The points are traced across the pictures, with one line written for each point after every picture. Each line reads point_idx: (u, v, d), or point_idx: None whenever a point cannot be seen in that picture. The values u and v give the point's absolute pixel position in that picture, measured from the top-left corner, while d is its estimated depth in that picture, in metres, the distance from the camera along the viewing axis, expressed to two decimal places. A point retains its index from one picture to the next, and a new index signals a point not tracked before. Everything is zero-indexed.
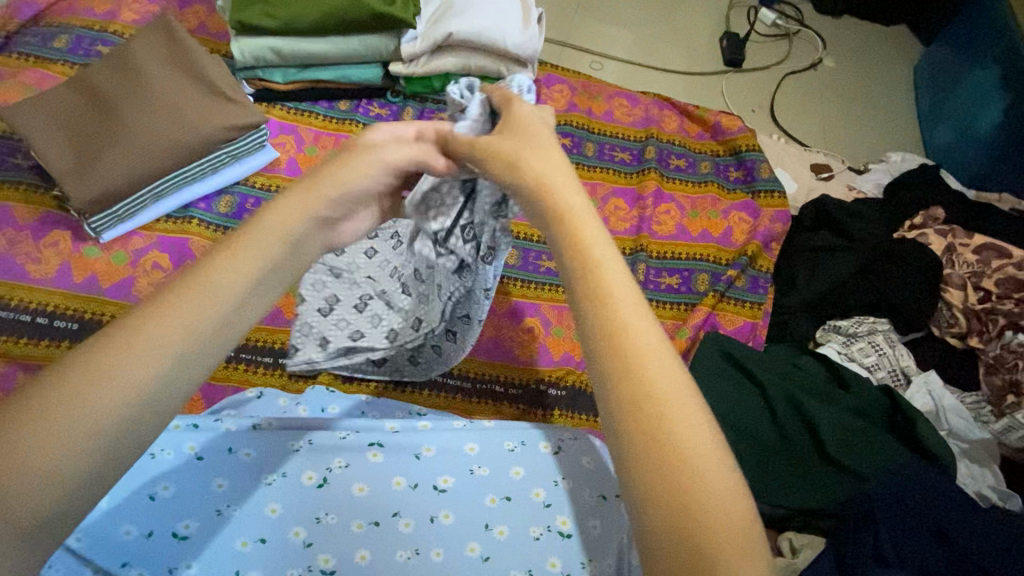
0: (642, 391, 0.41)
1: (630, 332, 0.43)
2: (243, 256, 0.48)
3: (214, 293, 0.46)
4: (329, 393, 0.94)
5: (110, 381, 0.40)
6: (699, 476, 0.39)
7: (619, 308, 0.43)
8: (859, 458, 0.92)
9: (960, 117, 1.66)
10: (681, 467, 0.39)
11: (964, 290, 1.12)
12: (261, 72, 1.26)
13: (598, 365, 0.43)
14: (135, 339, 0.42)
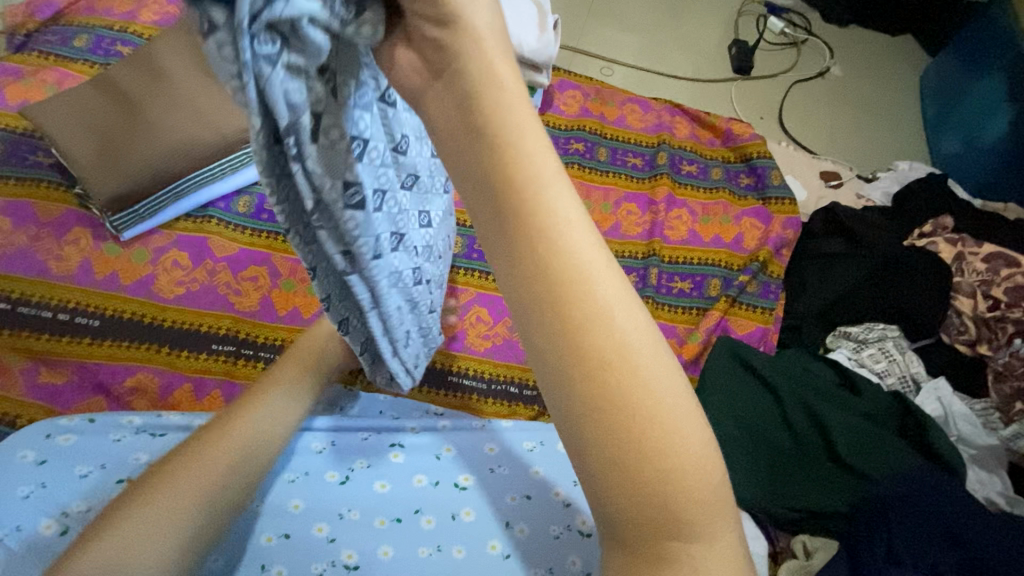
0: (595, 342, 0.37)
1: (587, 268, 0.37)
2: (277, 387, 0.77)
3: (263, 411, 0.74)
4: (349, 392, 0.95)
5: (203, 468, 0.66)
6: (653, 443, 0.37)
7: (571, 238, 0.38)
8: (872, 463, 0.93)
9: (966, 126, 1.68)
10: (635, 434, 0.37)
11: (974, 298, 1.13)
12: None
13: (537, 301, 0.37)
14: (218, 442, 0.69)
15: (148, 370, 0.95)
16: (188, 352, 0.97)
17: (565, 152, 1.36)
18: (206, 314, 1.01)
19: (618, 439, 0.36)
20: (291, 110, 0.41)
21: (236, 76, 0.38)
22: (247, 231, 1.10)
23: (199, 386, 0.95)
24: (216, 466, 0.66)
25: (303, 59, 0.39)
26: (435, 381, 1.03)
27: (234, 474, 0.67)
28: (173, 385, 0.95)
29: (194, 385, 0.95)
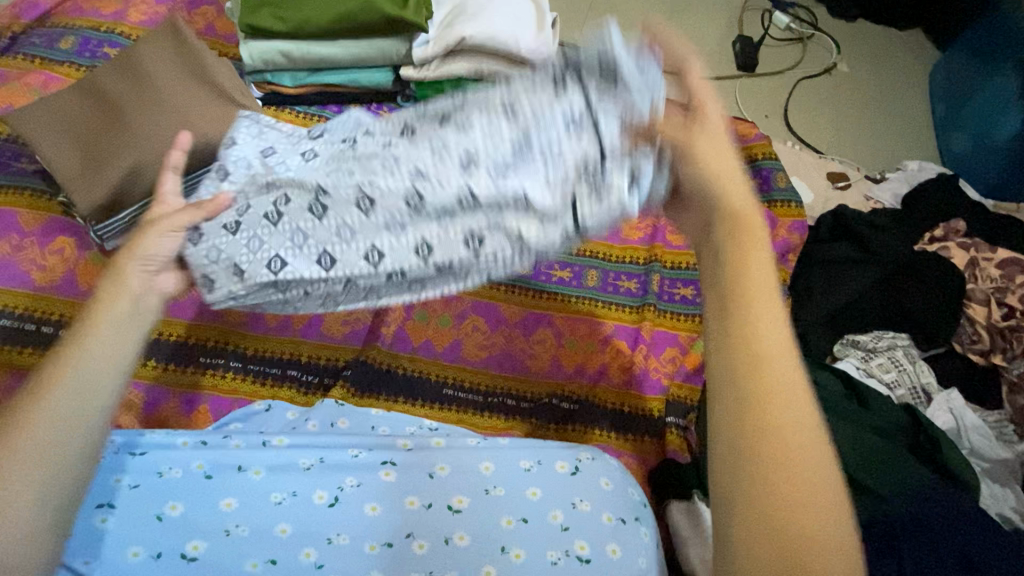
0: (782, 415, 0.45)
1: (769, 353, 0.48)
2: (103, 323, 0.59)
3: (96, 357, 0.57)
4: (338, 407, 0.93)
5: (32, 435, 0.52)
6: (803, 498, 0.43)
7: (762, 311, 0.49)
8: (884, 481, 0.89)
9: (976, 125, 1.63)
10: (809, 487, 0.44)
11: (988, 306, 1.09)
12: (271, 75, 1.23)
13: (750, 380, 0.47)
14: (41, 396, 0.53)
15: (133, 386, 0.92)
16: (174, 367, 0.94)
17: None
18: (193, 326, 0.97)
19: (764, 468, 0.44)
20: (561, 209, 0.69)
21: (597, 187, 0.68)
22: None
23: (186, 401, 0.92)
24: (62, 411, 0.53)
25: (595, 147, 0.68)
26: (428, 393, 1.01)
27: (78, 420, 0.54)
28: (158, 400, 0.91)
29: (182, 400, 0.92)
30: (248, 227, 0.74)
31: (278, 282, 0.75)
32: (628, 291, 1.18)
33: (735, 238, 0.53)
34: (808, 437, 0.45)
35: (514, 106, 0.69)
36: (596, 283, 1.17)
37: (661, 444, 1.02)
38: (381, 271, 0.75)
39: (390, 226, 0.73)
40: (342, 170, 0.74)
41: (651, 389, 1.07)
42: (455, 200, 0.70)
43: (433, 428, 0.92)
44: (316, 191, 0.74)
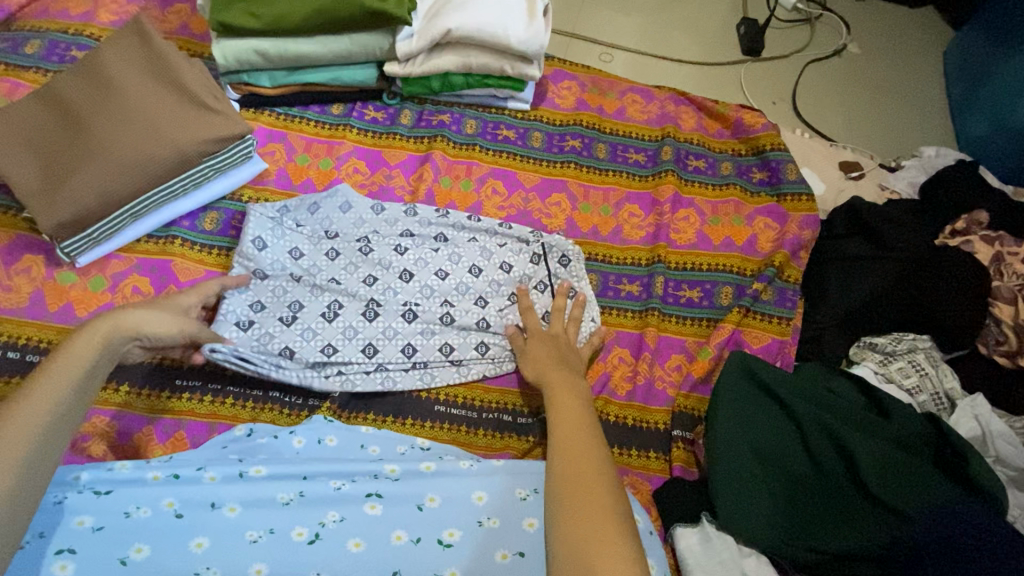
0: (579, 491, 0.66)
1: (571, 425, 0.76)
2: (85, 352, 0.67)
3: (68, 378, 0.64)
4: (329, 422, 0.88)
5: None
6: (586, 508, 0.64)
7: (567, 405, 0.80)
8: (906, 497, 0.83)
9: (996, 106, 1.55)
10: (597, 531, 0.62)
11: (1015, 304, 1.02)
12: (246, 75, 1.17)
13: (560, 468, 0.69)
14: (6, 419, 0.58)
15: (105, 414, 0.87)
16: (149, 392, 0.89)
17: (559, 150, 1.26)
18: None
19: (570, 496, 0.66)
20: None
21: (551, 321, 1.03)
22: (213, 251, 1.02)
23: (161, 428, 0.87)
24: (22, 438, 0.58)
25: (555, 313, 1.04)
26: (420, 411, 0.96)
27: (30, 470, 0.58)
28: (132, 428, 0.86)
29: (157, 427, 0.87)
30: (275, 315, 0.95)
31: (327, 361, 0.94)
32: (629, 295, 1.12)
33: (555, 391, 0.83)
34: (599, 499, 0.65)
35: (504, 265, 1.06)
36: (598, 288, 1.12)
37: (667, 460, 0.99)
38: (408, 362, 0.96)
39: (421, 329, 0.98)
40: (391, 287, 1.00)
41: (655, 400, 1.03)
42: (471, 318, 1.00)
43: (425, 448, 0.87)
44: (368, 299, 0.99)
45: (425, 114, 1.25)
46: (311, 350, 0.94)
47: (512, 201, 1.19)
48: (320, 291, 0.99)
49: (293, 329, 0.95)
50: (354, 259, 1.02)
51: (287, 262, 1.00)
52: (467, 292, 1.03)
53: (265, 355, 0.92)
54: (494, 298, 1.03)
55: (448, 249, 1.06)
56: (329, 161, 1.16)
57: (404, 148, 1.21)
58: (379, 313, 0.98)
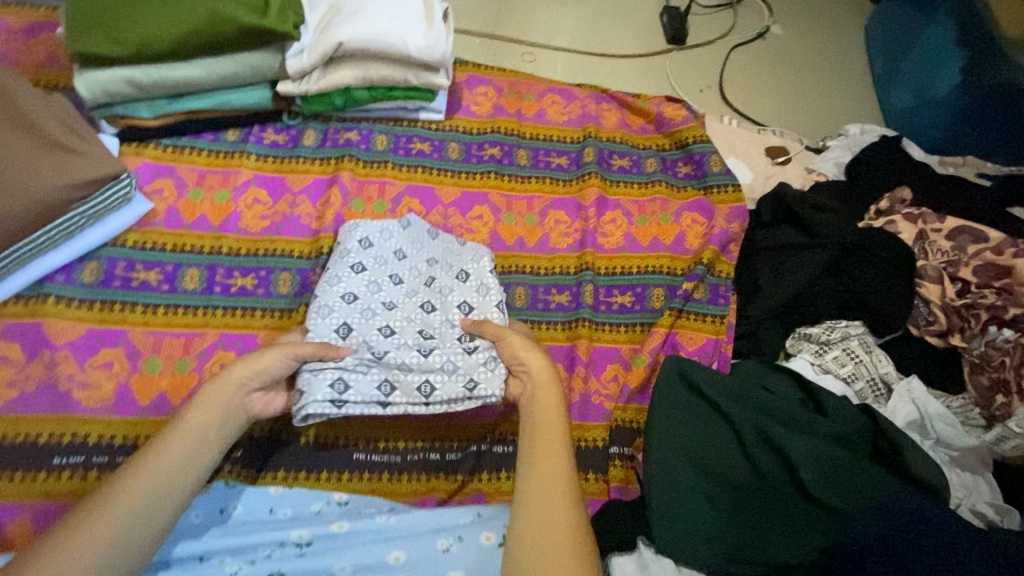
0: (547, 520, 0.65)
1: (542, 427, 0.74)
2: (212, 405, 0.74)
3: (179, 454, 0.69)
4: (230, 490, 0.81)
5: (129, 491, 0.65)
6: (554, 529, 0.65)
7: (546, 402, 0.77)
8: (839, 493, 0.81)
9: (916, 79, 1.55)
10: (549, 554, 0.63)
11: (942, 283, 1.01)
12: (122, 108, 1.07)
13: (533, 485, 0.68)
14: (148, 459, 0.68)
15: None
16: (22, 475, 0.80)
17: (478, 160, 1.20)
18: (46, 419, 0.83)
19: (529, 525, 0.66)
20: None
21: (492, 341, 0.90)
22: (93, 305, 0.93)
23: (40, 513, 0.78)
24: (105, 534, 0.62)
25: None
26: (336, 461, 0.88)
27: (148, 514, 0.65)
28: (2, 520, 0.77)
29: (34, 513, 0.78)
30: (379, 338, 0.87)
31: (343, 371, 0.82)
32: (559, 306, 1.07)
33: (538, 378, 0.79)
34: (565, 521, 0.65)
35: (461, 274, 0.96)
36: (526, 303, 1.07)
37: (606, 481, 0.94)
38: (377, 385, 0.82)
39: (400, 346, 0.85)
40: (370, 310, 0.89)
41: (593, 416, 0.98)
42: (444, 354, 0.85)
43: (343, 503, 0.82)
44: (336, 319, 0.88)
45: (331, 133, 1.16)
46: (356, 362, 0.83)
47: (430, 219, 1.12)
48: (365, 312, 0.89)
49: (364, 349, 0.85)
50: (338, 269, 0.92)
51: (392, 294, 0.93)
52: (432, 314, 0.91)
53: (361, 384, 0.82)
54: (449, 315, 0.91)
55: (443, 285, 0.95)
56: (225, 194, 1.06)
57: (309, 171, 1.11)
58: (342, 331, 0.87)
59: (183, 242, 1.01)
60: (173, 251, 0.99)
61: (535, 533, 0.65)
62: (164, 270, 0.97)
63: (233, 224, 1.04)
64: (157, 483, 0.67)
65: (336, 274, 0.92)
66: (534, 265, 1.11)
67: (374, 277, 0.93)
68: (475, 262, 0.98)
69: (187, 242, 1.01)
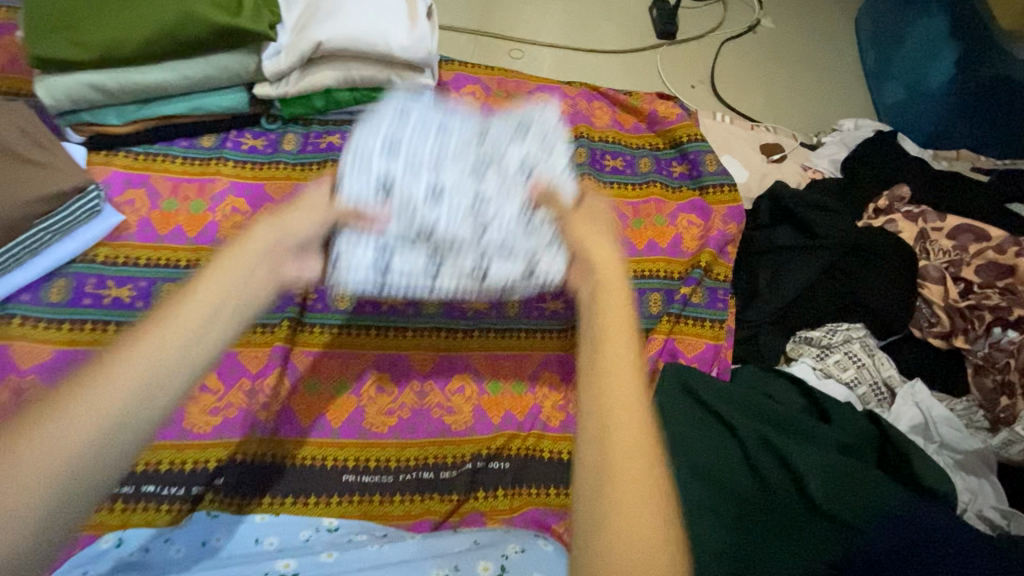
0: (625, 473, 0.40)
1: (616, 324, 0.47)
2: (226, 274, 0.47)
3: (170, 343, 0.42)
4: (214, 518, 0.78)
5: (83, 402, 0.39)
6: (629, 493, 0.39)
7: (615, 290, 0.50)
8: (847, 505, 0.78)
9: (907, 73, 1.54)
10: (627, 535, 0.38)
11: (944, 283, 0.99)
12: (89, 114, 1.02)
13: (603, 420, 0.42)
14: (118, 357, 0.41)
15: None
16: None
17: None
18: None
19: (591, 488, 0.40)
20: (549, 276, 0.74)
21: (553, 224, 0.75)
22: (61, 325, 0.87)
23: None
24: (39, 470, 0.36)
25: None
26: (324, 484, 0.84)
27: (106, 443, 0.38)
28: None
29: None
30: (425, 202, 0.72)
31: (385, 247, 0.71)
32: (553, 314, 1.01)
33: (602, 278, 0.51)
34: (644, 480, 0.40)
35: (521, 136, 0.79)
36: (519, 311, 1.00)
37: None
38: (425, 254, 0.73)
39: (452, 216, 0.72)
40: (413, 164, 0.73)
41: None
42: (502, 230, 0.73)
43: (332, 529, 0.80)
44: (367, 162, 0.72)
45: (311, 137, 1.11)
46: (398, 239, 0.72)
47: None
48: (406, 166, 0.73)
49: (408, 217, 0.72)
50: (377, 124, 0.77)
51: (440, 146, 0.76)
52: (488, 173, 0.75)
53: (403, 254, 0.72)
54: (510, 181, 0.74)
55: (500, 144, 0.77)
56: (201, 204, 1.01)
57: (289, 177, 1.06)
58: (379, 181, 0.71)
59: (158, 256, 0.95)
60: (146, 266, 0.94)
61: (598, 497, 0.39)
62: (136, 286, 0.92)
63: (210, 235, 0.99)
64: (137, 382, 0.40)
65: (374, 129, 0.76)
66: None
67: (417, 128, 0.78)
68: (553, 157, 0.78)
69: (161, 256, 0.96)
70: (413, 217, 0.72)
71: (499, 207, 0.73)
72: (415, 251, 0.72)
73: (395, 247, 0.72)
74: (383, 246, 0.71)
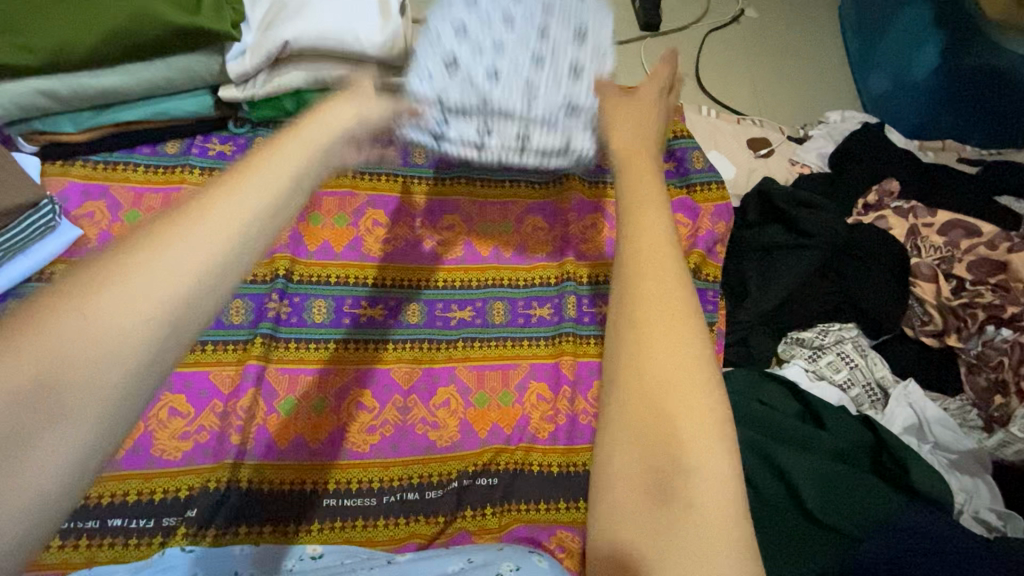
0: (666, 432, 0.44)
1: (657, 277, 0.48)
2: (265, 174, 0.41)
3: (202, 241, 0.36)
4: (187, 553, 0.73)
5: (91, 318, 0.32)
6: (682, 438, 0.45)
7: (657, 245, 0.50)
8: (844, 515, 0.76)
9: (892, 62, 1.51)
10: (694, 473, 0.44)
11: (936, 281, 0.98)
12: (41, 123, 0.96)
13: (655, 367, 0.46)
14: (143, 256, 0.34)
15: None
16: None
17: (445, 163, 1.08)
18: None
19: (649, 443, 0.45)
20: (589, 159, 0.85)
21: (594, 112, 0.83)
22: None
23: None
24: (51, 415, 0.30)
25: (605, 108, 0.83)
26: (307, 509, 0.81)
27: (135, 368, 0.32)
28: None
29: None
30: (484, 75, 0.79)
31: (444, 107, 0.77)
32: (541, 320, 1.00)
33: (644, 211, 0.52)
34: (705, 425, 0.45)
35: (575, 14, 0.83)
36: (506, 318, 0.99)
37: None
38: (477, 126, 0.81)
39: (507, 98, 0.80)
40: (473, 35, 0.80)
41: (582, 437, 0.91)
42: (551, 105, 0.81)
43: (315, 557, 0.74)
44: (436, 44, 0.78)
45: None
46: (454, 90, 0.78)
47: (396, 231, 1.02)
48: (470, 53, 0.79)
49: (469, 98, 0.79)
50: None
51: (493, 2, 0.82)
52: (543, 60, 0.81)
53: (459, 120, 0.80)
54: (563, 72, 0.81)
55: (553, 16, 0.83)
56: None
57: None
58: (444, 53, 0.78)
59: None
60: None
61: (655, 448, 0.45)
62: None
63: None
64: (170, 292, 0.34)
65: None
66: (512, 277, 1.02)
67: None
68: (596, 17, 0.84)
69: None
70: (474, 104, 0.79)
71: (551, 94, 0.81)
72: (473, 127, 0.81)
73: (453, 111, 0.79)
74: (443, 114, 0.78)
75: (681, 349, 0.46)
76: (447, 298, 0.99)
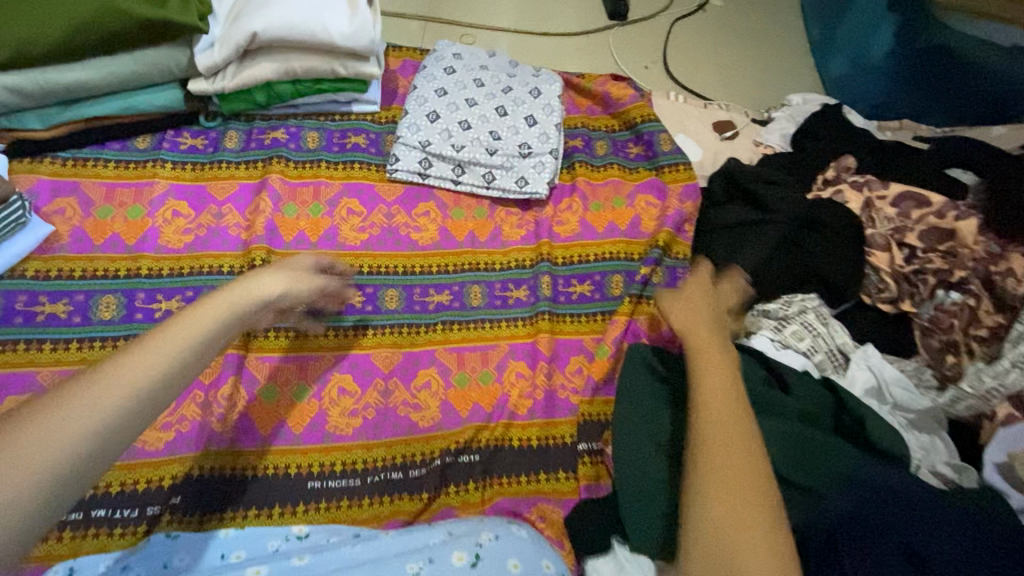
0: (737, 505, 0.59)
1: (721, 402, 0.69)
2: (176, 342, 0.53)
3: (104, 408, 0.46)
4: (173, 539, 0.74)
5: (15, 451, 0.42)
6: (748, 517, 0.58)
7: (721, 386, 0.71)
8: (809, 472, 0.81)
9: (850, 45, 1.57)
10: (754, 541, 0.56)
11: (890, 250, 1.03)
12: (9, 120, 0.96)
13: (713, 454, 0.64)
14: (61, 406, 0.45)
15: None
16: None
17: None
18: None
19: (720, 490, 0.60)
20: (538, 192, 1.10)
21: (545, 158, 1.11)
22: None
23: None
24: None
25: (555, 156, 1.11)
26: (291, 492, 0.82)
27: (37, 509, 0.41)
28: None
29: None
30: (459, 130, 1.09)
31: (429, 153, 1.08)
32: (517, 301, 1.02)
33: (702, 358, 0.75)
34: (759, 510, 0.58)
35: (535, 91, 1.14)
36: (483, 301, 1.01)
37: (576, 479, 0.90)
38: (452, 165, 1.09)
39: (474, 144, 1.08)
40: (454, 103, 1.10)
41: (560, 411, 0.94)
42: (508, 151, 1.09)
43: (301, 536, 0.76)
44: (425, 108, 1.10)
45: (256, 133, 1.06)
46: (435, 141, 1.08)
47: (372, 219, 1.04)
48: (448, 114, 1.10)
49: (446, 145, 1.08)
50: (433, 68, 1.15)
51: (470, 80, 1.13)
52: (504, 121, 1.11)
53: (438, 162, 1.08)
54: (519, 131, 1.11)
55: (515, 91, 1.13)
56: (138, 209, 0.96)
57: (233, 176, 1.01)
58: (430, 115, 1.09)
59: (96, 266, 0.90)
60: (83, 278, 0.89)
61: (726, 530, 0.57)
62: (73, 301, 0.87)
63: (150, 242, 0.94)
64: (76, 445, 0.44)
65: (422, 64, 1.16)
66: (488, 261, 1.05)
67: (453, 99, 1.11)
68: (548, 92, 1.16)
69: (99, 266, 0.91)
70: (450, 150, 1.08)
71: (507, 143, 1.09)
72: (448, 165, 1.09)
73: (434, 156, 1.08)
74: (427, 158, 1.08)
75: (750, 491, 0.60)
76: (425, 283, 1.01)
